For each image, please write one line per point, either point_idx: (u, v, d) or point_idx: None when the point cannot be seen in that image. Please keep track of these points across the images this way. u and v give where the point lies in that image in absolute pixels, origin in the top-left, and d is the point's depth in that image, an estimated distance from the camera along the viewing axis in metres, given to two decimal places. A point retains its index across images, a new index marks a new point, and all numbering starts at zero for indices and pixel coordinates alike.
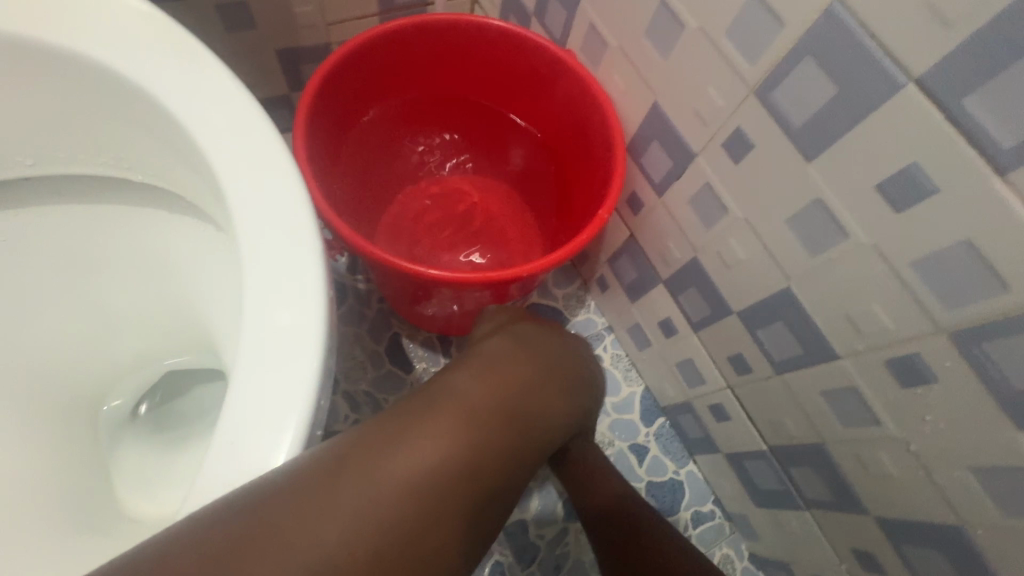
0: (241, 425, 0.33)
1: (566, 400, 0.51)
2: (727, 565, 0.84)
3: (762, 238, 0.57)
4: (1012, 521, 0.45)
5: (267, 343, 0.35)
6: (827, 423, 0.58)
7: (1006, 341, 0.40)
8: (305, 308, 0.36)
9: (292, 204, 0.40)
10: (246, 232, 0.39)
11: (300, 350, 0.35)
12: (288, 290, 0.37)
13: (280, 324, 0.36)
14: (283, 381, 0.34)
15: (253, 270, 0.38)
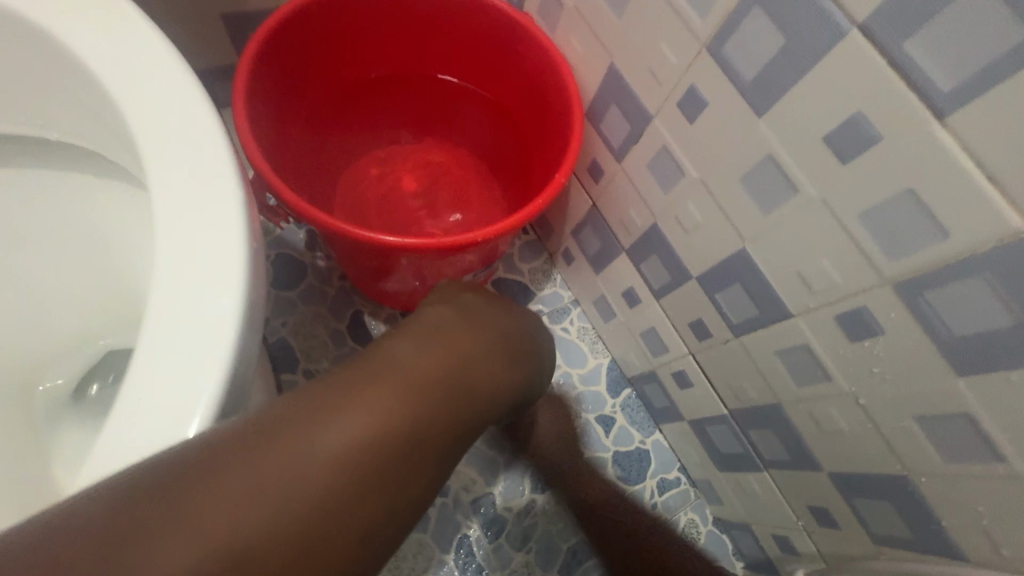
0: (151, 378, 0.33)
1: (522, 373, 0.49)
2: (691, 529, 0.86)
3: (716, 197, 0.56)
4: (953, 468, 0.45)
5: (180, 300, 0.35)
6: (783, 380, 0.59)
7: (945, 291, 0.40)
8: (226, 284, 0.36)
9: (212, 163, 0.39)
10: (161, 190, 0.38)
11: (216, 308, 0.35)
12: (206, 249, 0.37)
13: (199, 299, 0.35)
14: (196, 336, 0.34)
15: (168, 229, 0.37)
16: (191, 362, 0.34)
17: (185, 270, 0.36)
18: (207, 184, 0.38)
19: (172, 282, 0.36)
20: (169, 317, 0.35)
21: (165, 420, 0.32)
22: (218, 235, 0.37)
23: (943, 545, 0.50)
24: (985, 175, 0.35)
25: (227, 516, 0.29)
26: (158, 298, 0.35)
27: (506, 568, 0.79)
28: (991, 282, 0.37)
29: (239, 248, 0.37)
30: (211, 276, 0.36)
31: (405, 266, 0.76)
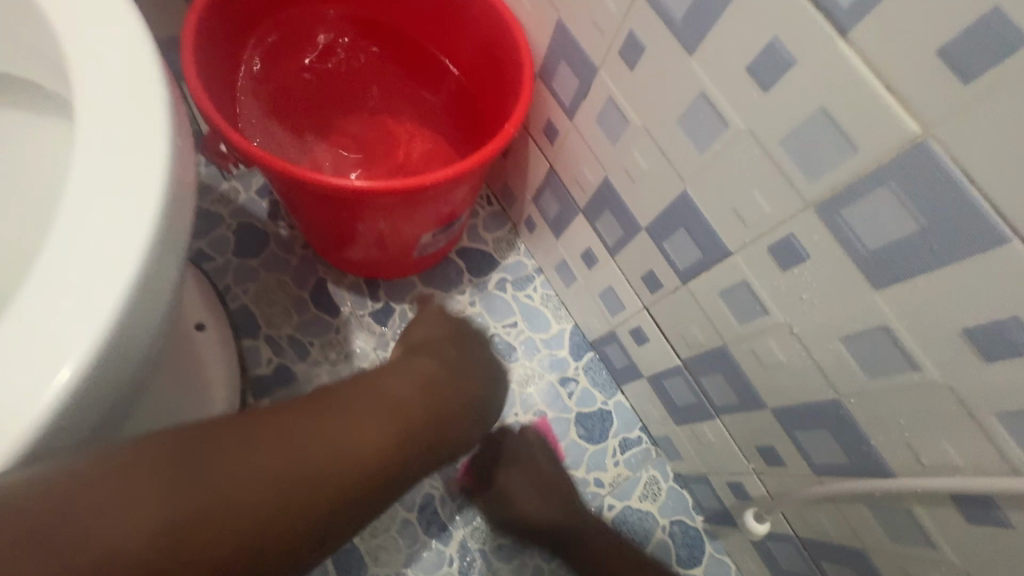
0: (62, 267, 0.32)
1: (457, 433, 0.61)
2: (653, 486, 0.87)
3: (658, 143, 0.58)
4: (877, 384, 0.48)
5: (98, 197, 0.34)
6: (726, 320, 0.61)
7: (859, 206, 0.42)
8: (140, 191, 0.34)
9: (138, 70, 0.37)
10: (83, 92, 0.36)
11: (137, 208, 0.34)
12: (129, 149, 0.35)
13: (111, 207, 0.34)
14: (115, 231, 0.33)
15: (87, 129, 0.36)
16: (104, 267, 0.32)
17: (106, 169, 0.34)
18: (118, 95, 0.37)
19: (83, 192, 0.34)
20: (85, 224, 0.33)
21: (75, 305, 0.31)
22: (131, 145, 0.35)
23: (874, 465, 0.52)
24: (884, 85, 0.37)
25: (183, 484, 0.36)
26: (76, 205, 0.34)
27: (470, 526, 0.80)
28: (896, 191, 0.39)
29: (156, 159, 0.35)
30: (124, 185, 0.34)
31: (368, 232, 0.77)
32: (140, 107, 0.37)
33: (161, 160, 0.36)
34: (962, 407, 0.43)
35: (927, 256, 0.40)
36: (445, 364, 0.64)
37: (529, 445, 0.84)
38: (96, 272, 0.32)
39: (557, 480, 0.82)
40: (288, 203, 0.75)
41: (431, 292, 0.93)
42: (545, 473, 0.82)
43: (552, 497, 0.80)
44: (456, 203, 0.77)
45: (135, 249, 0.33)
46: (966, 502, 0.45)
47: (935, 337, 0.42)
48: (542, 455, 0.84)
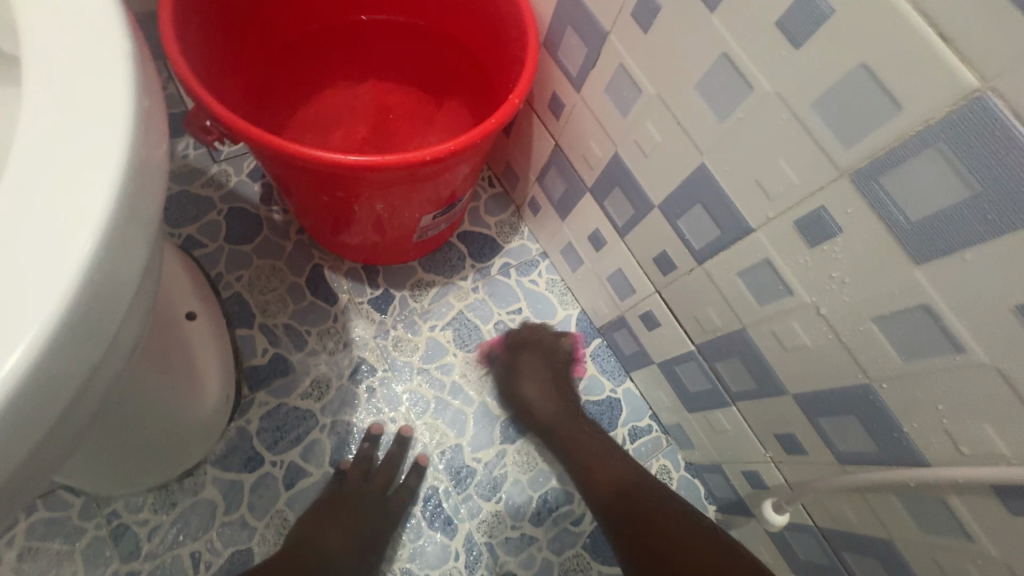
0: (12, 223, 0.25)
1: None
2: (663, 476, 0.84)
3: (674, 113, 0.54)
4: (913, 368, 0.44)
5: (47, 138, 0.26)
6: (746, 302, 0.57)
7: (902, 174, 0.38)
8: (103, 139, 0.27)
9: None
10: (26, 16, 0.29)
11: (93, 151, 0.26)
12: (80, 84, 0.28)
13: (65, 157, 0.26)
14: (68, 178, 0.26)
15: (31, 60, 0.28)
16: (53, 233, 0.25)
17: (52, 107, 0.27)
18: (77, 22, 0.29)
19: (24, 142, 0.26)
20: (33, 172, 0.26)
21: (32, 265, 0.24)
22: (93, 82, 0.28)
23: (906, 453, 0.49)
24: (938, 34, 0.33)
25: None
26: (19, 147, 0.26)
27: (476, 519, 0.77)
28: (948, 154, 0.35)
29: (123, 96, 0.28)
30: (80, 130, 0.27)
31: (365, 214, 0.73)
32: (104, 37, 0.29)
33: (122, 95, 0.28)
34: (1010, 390, 0.39)
35: (979, 226, 0.36)
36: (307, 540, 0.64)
37: (536, 341, 0.86)
38: (38, 242, 0.25)
39: (564, 389, 0.84)
40: (281, 184, 0.71)
41: (432, 278, 0.89)
42: (552, 373, 0.85)
43: (542, 407, 0.81)
44: (457, 183, 0.73)
45: (99, 198, 0.26)
46: (1009, 493, 0.42)
47: (982, 315, 0.38)
48: (541, 354, 0.86)
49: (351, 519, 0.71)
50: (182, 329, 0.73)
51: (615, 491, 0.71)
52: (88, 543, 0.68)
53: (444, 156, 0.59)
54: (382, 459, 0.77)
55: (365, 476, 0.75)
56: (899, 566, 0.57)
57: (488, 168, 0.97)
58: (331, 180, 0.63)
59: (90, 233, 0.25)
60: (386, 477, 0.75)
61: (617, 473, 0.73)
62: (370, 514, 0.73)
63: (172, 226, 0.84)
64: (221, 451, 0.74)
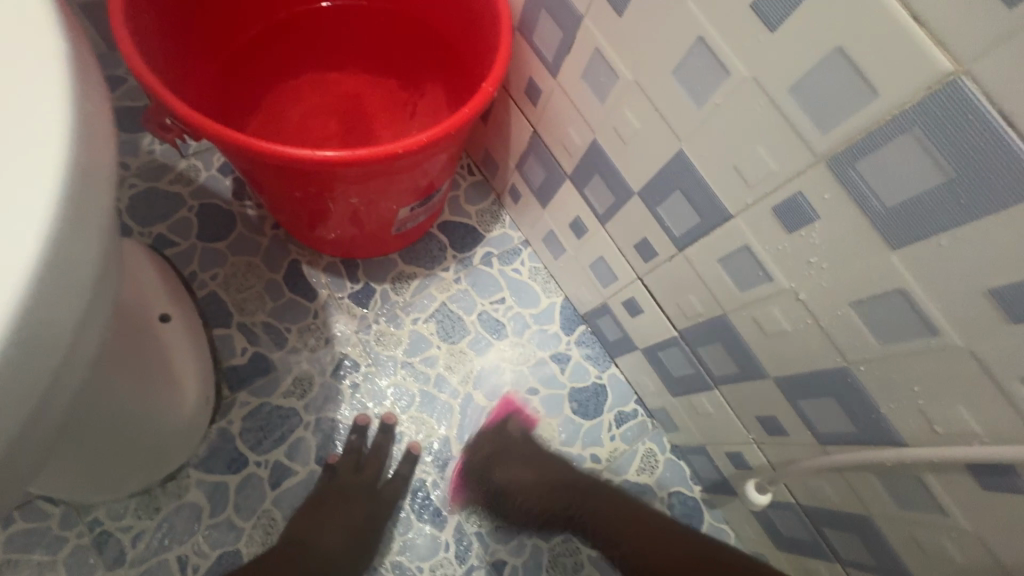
0: None
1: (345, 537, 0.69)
2: (649, 459, 0.85)
3: (652, 99, 0.53)
4: (889, 350, 0.45)
5: None
6: (726, 288, 0.57)
7: (878, 159, 0.38)
8: (40, 143, 0.25)
9: None
10: None
11: (30, 162, 0.25)
12: (14, 89, 0.26)
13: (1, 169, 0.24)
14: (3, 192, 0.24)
15: None
16: None
17: None
18: (8, 20, 0.27)
19: None
20: None
21: None
22: (27, 85, 0.26)
23: (883, 433, 0.50)
24: (914, 17, 0.32)
25: None
26: None
27: (465, 509, 0.77)
28: (922, 139, 0.35)
29: (60, 100, 0.26)
30: (16, 136, 0.25)
31: (341, 208, 0.71)
32: (34, 32, 0.27)
33: (60, 100, 0.26)
34: (982, 371, 0.40)
35: (953, 211, 0.36)
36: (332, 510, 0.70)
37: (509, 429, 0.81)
38: None
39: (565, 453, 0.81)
40: (253, 181, 0.69)
41: (413, 270, 0.88)
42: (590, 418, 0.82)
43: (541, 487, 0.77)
44: (435, 172, 0.71)
45: (37, 212, 0.24)
46: (981, 469, 0.44)
47: (957, 297, 0.39)
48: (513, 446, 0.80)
49: (341, 512, 0.71)
50: (155, 332, 0.72)
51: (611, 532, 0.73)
52: (71, 552, 0.67)
53: (418, 147, 0.57)
54: (370, 450, 0.76)
55: (356, 467, 0.75)
56: (878, 540, 0.58)
57: (467, 155, 0.95)
58: (302, 176, 0.61)
59: (33, 248, 0.24)
60: (374, 467, 0.75)
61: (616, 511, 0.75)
62: (360, 506, 0.72)
63: (141, 225, 0.82)
64: (204, 453, 0.73)
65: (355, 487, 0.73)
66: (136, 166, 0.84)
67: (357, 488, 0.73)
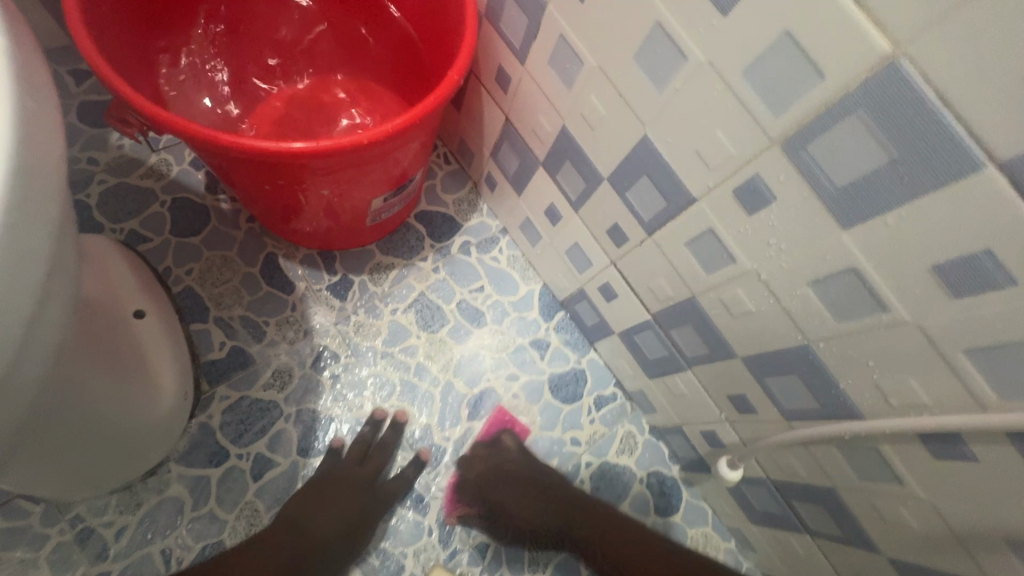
0: None
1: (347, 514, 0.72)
2: (628, 441, 0.86)
3: (616, 85, 0.54)
4: (846, 327, 0.46)
5: None
6: (694, 271, 0.58)
7: (827, 141, 0.39)
8: None
9: None
10: None
11: None
12: None
13: None
14: None
15: None
16: None
17: None
18: None
19: None
20: None
21: None
22: None
23: (843, 408, 0.52)
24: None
25: None
26: None
27: (448, 495, 0.79)
28: (866, 119, 0.36)
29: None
30: None
31: (314, 201, 0.71)
32: None
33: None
34: (930, 345, 0.41)
35: (897, 189, 0.37)
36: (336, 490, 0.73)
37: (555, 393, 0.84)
38: None
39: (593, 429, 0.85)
40: (223, 176, 0.68)
41: (391, 261, 0.88)
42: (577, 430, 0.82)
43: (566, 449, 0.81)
44: (407, 161, 0.71)
45: None
46: (932, 438, 0.45)
47: (905, 275, 0.40)
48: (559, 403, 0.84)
49: (334, 501, 0.72)
50: (129, 328, 0.72)
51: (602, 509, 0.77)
52: (53, 549, 0.67)
53: (386, 137, 0.57)
54: (378, 443, 0.78)
55: (360, 459, 0.76)
56: (842, 511, 0.60)
57: (443, 144, 0.95)
58: (271, 169, 0.61)
59: None
60: (379, 461, 0.76)
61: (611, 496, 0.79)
62: (360, 496, 0.73)
63: (112, 221, 0.81)
64: (184, 448, 0.73)
65: (348, 474, 0.74)
66: (106, 162, 0.83)
67: (343, 476, 0.74)
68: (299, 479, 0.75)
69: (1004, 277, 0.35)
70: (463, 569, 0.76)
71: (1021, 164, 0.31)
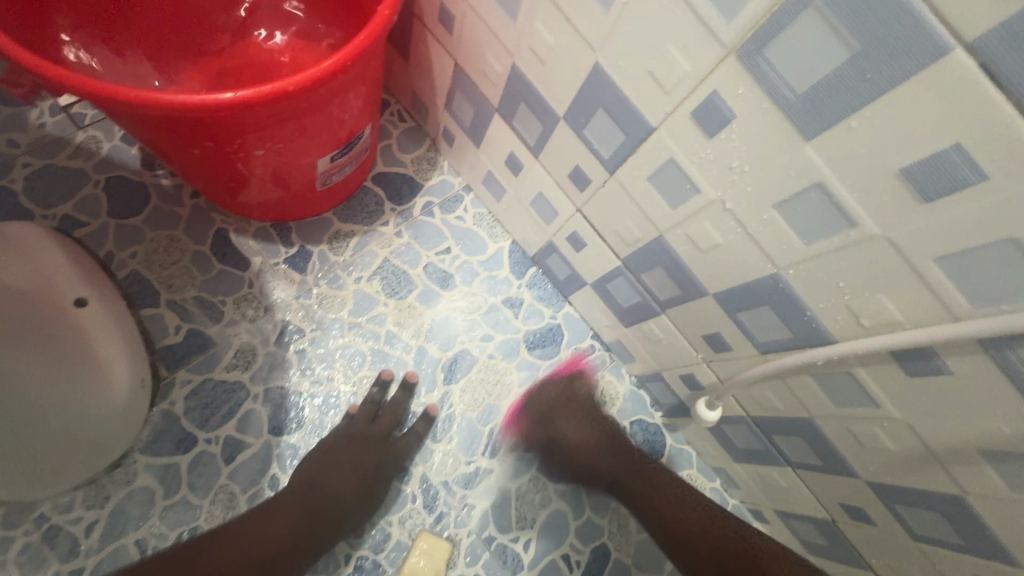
0: None
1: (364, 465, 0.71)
2: (610, 392, 0.85)
3: (561, 8, 0.49)
4: (815, 249, 0.44)
5: None
6: (658, 207, 0.55)
7: (785, 42, 0.35)
8: None
9: None
10: None
11: None
12: None
13: None
14: None
15: None
16: None
17: None
18: None
19: None
20: None
21: None
22: None
23: (815, 334, 0.50)
24: None
25: None
26: None
27: (430, 462, 0.77)
28: (825, 11, 0.33)
29: None
30: None
31: (257, 167, 0.66)
32: None
33: None
34: (900, 259, 0.39)
35: (860, 88, 0.34)
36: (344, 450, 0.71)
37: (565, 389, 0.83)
38: None
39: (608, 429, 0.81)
40: (154, 148, 0.63)
41: (350, 228, 0.84)
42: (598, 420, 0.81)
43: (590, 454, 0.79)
44: (353, 117, 0.67)
45: None
46: (905, 356, 0.44)
47: (869, 184, 0.37)
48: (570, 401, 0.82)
49: (334, 461, 0.70)
50: (71, 316, 0.68)
51: (673, 525, 0.73)
52: (20, 551, 0.64)
53: (317, 82, 0.53)
54: (390, 402, 0.77)
55: (369, 417, 0.75)
56: (820, 440, 0.60)
57: (395, 101, 0.90)
58: (196, 132, 0.56)
59: None
60: (392, 419, 0.76)
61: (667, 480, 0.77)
62: (373, 453, 0.72)
63: (42, 207, 0.75)
64: (148, 437, 0.70)
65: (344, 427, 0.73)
66: (28, 143, 0.77)
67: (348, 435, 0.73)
68: (274, 458, 0.73)
69: (974, 172, 0.32)
70: (452, 532, 0.75)
71: (992, 43, 0.28)
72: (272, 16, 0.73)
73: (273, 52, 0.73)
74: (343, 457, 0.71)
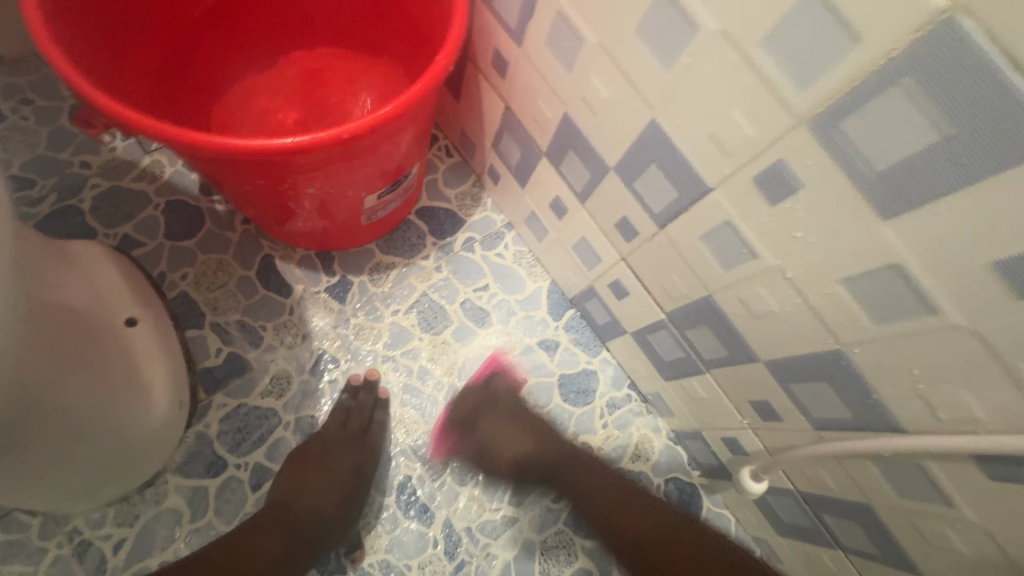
0: None
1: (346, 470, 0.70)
2: (645, 446, 0.81)
3: (619, 64, 0.48)
4: (884, 330, 0.41)
5: None
6: (709, 267, 0.53)
7: (863, 118, 0.33)
8: None
9: None
10: None
11: None
12: None
13: None
14: None
15: None
16: None
17: None
18: None
19: None
20: None
21: None
22: None
23: (881, 419, 0.46)
24: None
25: None
26: None
27: (453, 505, 0.75)
28: (913, 91, 0.30)
29: None
30: None
31: (306, 201, 0.67)
32: None
33: None
34: (989, 353, 0.35)
35: (949, 171, 0.31)
36: (326, 458, 0.70)
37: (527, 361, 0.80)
38: None
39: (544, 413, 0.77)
40: (211, 180, 0.65)
41: (392, 260, 0.84)
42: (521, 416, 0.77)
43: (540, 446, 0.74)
44: (401, 155, 0.67)
45: None
46: (991, 458, 0.39)
47: (955, 271, 0.34)
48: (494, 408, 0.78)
49: (342, 484, 0.69)
50: (119, 335, 0.69)
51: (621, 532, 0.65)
52: (51, 563, 0.66)
53: (370, 128, 0.53)
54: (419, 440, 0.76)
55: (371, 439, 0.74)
56: (880, 529, 0.54)
57: (443, 136, 0.91)
58: (249, 168, 0.57)
59: None
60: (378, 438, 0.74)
61: (601, 470, 0.71)
62: None
63: (105, 226, 0.79)
64: (181, 458, 0.71)
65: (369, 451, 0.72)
66: (99, 165, 0.81)
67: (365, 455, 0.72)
68: None
69: None
70: None
71: None
72: (334, 60, 0.77)
73: (331, 94, 0.76)
74: (326, 463, 0.70)
